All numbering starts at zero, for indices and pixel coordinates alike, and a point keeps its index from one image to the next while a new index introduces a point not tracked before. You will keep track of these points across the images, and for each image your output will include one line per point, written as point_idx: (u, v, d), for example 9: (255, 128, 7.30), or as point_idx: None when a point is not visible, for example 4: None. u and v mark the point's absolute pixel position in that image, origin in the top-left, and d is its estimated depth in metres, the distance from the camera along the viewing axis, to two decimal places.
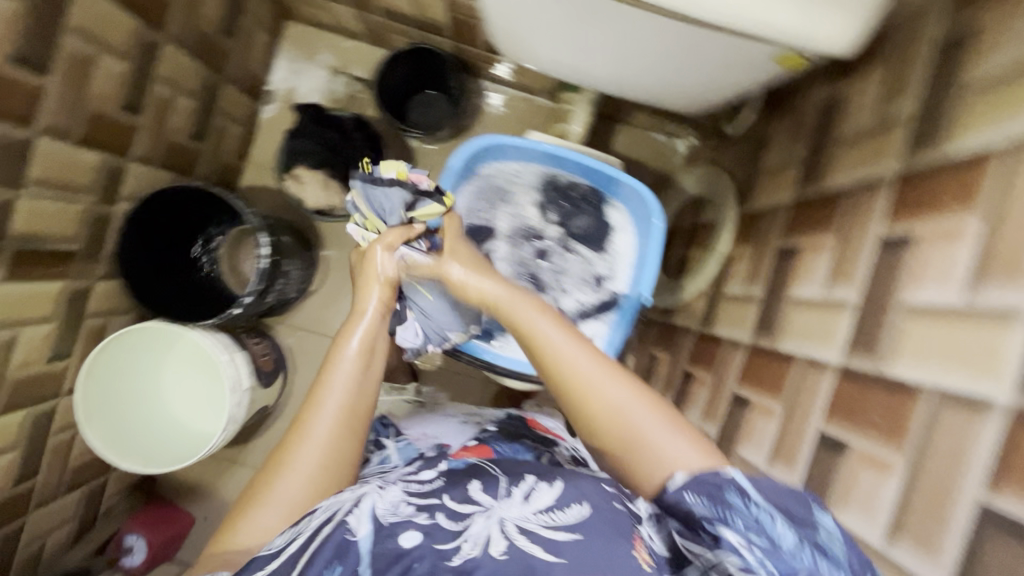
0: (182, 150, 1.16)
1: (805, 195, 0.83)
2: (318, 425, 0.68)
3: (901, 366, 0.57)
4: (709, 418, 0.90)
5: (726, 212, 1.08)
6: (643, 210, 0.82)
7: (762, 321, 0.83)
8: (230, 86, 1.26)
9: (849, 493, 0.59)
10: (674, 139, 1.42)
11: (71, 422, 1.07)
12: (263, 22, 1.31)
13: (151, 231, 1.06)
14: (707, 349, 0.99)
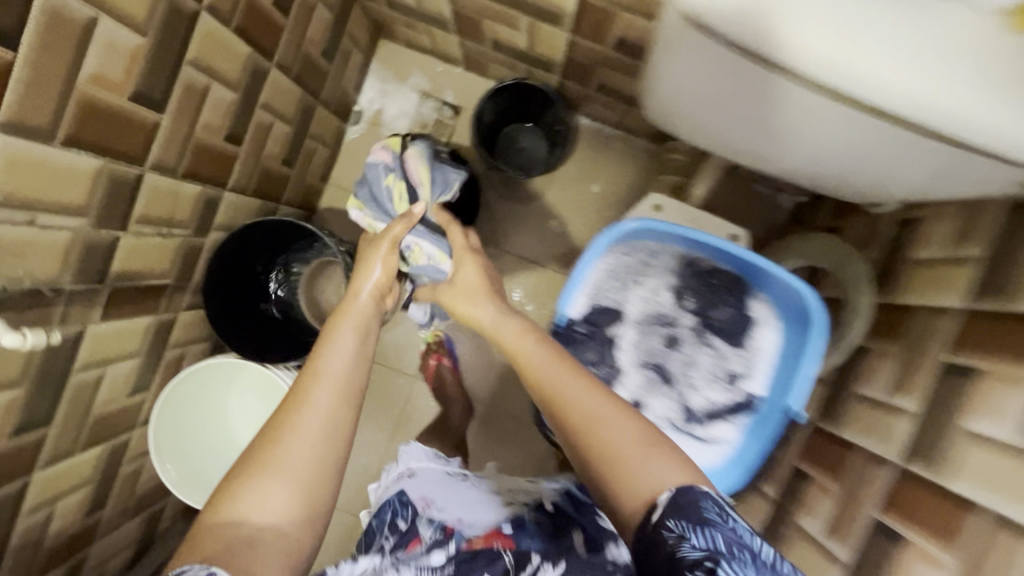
0: (273, 175, 1.11)
1: (984, 307, 0.72)
2: (320, 389, 0.63)
3: None
4: (837, 538, 0.81)
5: (858, 293, 0.96)
6: (793, 311, 0.76)
7: (918, 444, 0.74)
8: (323, 108, 1.20)
9: None
10: (779, 195, 1.31)
11: (142, 451, 1.03)
12: (361, 42, 1.25)
13: (235, 261, 1.03)
14: (829, 451, 0.90)
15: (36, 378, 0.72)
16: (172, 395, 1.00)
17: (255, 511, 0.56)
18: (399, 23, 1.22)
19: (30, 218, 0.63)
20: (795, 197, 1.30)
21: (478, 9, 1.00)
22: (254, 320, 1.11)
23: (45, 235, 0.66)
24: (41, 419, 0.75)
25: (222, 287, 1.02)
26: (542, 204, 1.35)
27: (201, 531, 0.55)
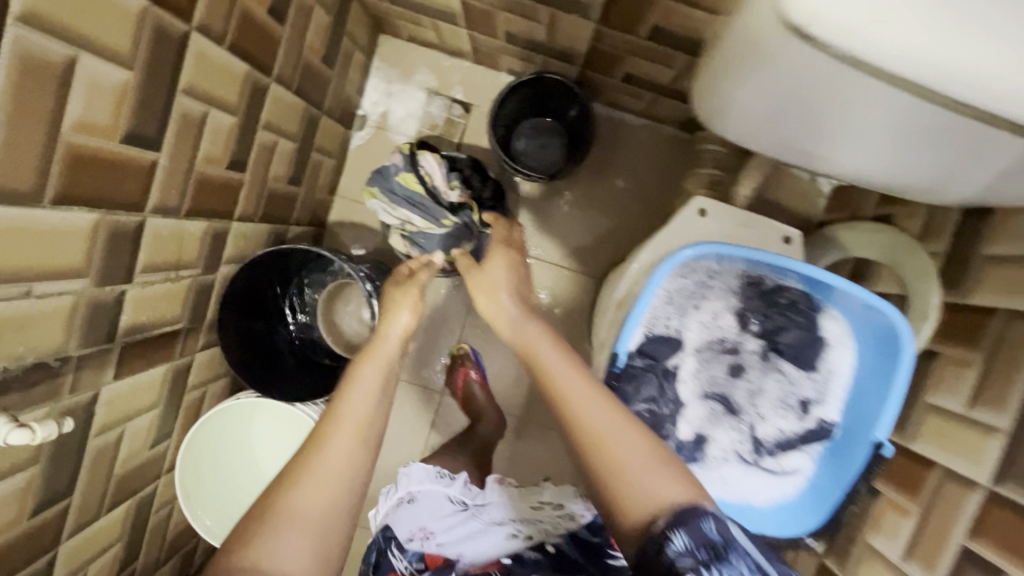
0: (280, 197, 1.03)
1: None
2: (329, 451, 0.61)
3: None
4: (918, 562, 0.76)
5: (923, 286, 0.88)
6: (870, 332, 0.75)
7: (1011, 466, 0.68)
8: (327, 118, 1.12)
9: None
10: (819, 179, 1.23)
11: (169, 497, 0.99)
12: (361, 41, 1.15)
13: (250, 294, 0.97)
14: (900, 465, 0.84)
15: (52, 450, 0.67)
16: (196, 439, 0.96)
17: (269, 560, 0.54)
18: (401, 18, 1.12)
19: (27, 289, 0.56)
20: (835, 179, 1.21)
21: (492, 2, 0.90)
22: (275, 351, 1.05)
23: (44, 304, 0.59)
24: (63, 491, 0.70)
25: (239, 322, 0.96)
26: (564, 203, 1.27)
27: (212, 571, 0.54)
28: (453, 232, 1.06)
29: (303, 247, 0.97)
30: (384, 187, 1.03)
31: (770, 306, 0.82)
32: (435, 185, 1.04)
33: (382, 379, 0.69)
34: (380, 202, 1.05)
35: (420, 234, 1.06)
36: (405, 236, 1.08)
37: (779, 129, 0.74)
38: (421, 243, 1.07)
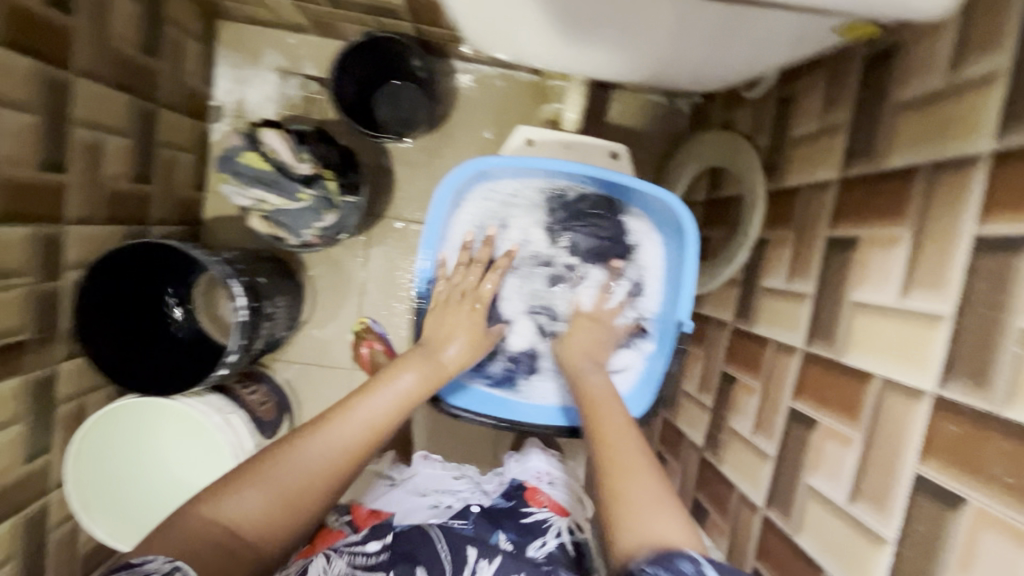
0: (127, 196, 1.01)
1: (852, 173, 0.71)
2: (341, 425, 0.66)
3: (1019, 411, 0.46)
4: (761, 431, 0.81)
5: (749, 184, 0.94)
6: (665, 218, 0.90)
7: (818, 324, 0.73)
8: (168, 112, 1.10)
9: (971, 561, 0.49)
10: (674, 100, 1.26)
11: (69, 512, 0.98)
12: (192, 29, 1.13)
13: (112, 296, 0.95)
14: (746, 349, 0.89)
15: None
16: (86, 442, 0.95)
17: (223, 515, 0.57)
18: None
19: None
20: (690, 98, 1.24)
21: None
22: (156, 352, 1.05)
23: None
24: None
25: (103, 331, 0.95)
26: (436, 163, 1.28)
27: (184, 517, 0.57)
28: (312, 205, 1.06)
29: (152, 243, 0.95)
30: (232, 170, 1.03)
31: (575, 213, 0.94)
32: (282, 161, 1.04)
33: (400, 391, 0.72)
34: (230, 186, 1.04)
35: (278, 212, 1.06)
36: (265, 216, 1.07)
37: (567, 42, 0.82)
38: (284, 221, 1.07)
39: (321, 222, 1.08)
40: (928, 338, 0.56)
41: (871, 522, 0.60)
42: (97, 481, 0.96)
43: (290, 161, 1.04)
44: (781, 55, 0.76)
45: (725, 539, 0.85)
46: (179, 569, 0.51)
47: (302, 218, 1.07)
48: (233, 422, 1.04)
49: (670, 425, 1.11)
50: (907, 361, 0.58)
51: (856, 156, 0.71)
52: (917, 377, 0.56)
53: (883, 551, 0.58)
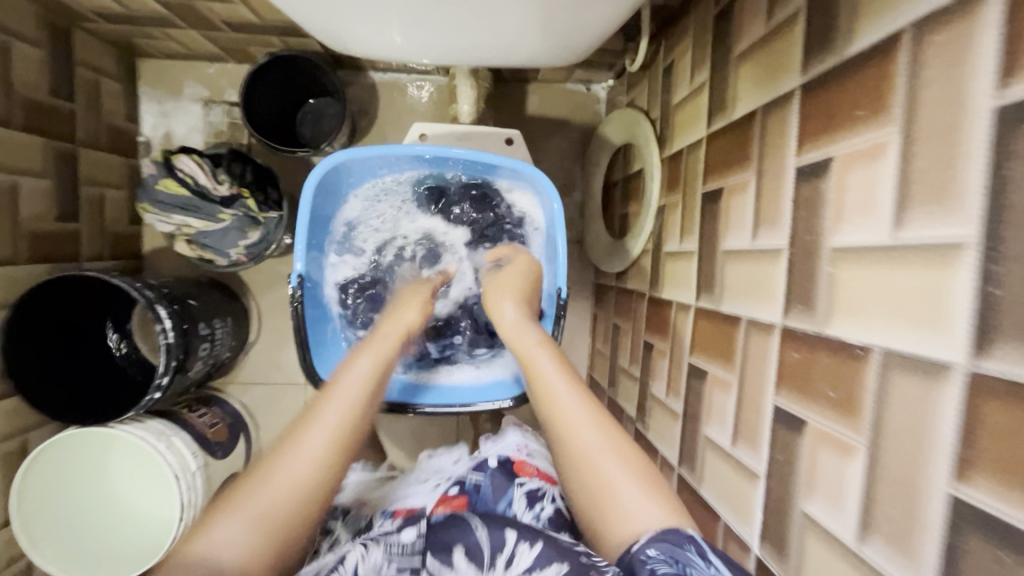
0: (54, 235, 1.03)
1: (716, 127, 0.76)
2: (313, 433, 0.64)
3: (838, 325, 0.51)
4: (674, 392, 0.87)
5: (649, 156, 0.99)
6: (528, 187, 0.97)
7: (702, 278, 0.79)
8: (91, 149, 1.12)
9: (815, 482, 0.54)
10: (591, 87, 1.30)
11: (17, 554, 0.97)
12: (108, 68, 1.15)
13: (43, 334, 0.96)
14: (659, 316, 0.95)
15: None
16: (29, 480, 0.93)
17: (216, 549, 0.55)
18: (136, 36, 1.13)
19: None
20: (605, 83, 1.29)
21: None
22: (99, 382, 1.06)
23: None
24: None
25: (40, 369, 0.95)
26: None
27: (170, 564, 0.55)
28: (234, 224, 1.10)
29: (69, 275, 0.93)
30: (153, 199, 1.07)
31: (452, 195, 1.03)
32: (200, 184, 1.08)
33: (354, 377, 0.73)
34: (153, 215, 1.07)
35: (201, 235, 1.09)
36: (189, 240, 1.11)
37: None
38: (208, 242, 1.11)
39: (244, 238, 1.11)
40: (771, 275, 0.62)
41: (747, 460, 0.65)
42: (47, 517, 0.95)
43: (202, 180, 1.08)
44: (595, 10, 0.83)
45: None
46: None
47: (222, 235, 1.10)
48: (174, 445, 1.04)
49: (614, 398, 1.14)
50: (760, 300, 0.64)
51: (716, 114, 0.76)
52: (768, 311, 0.62)
53: (756, 486, 0.63)
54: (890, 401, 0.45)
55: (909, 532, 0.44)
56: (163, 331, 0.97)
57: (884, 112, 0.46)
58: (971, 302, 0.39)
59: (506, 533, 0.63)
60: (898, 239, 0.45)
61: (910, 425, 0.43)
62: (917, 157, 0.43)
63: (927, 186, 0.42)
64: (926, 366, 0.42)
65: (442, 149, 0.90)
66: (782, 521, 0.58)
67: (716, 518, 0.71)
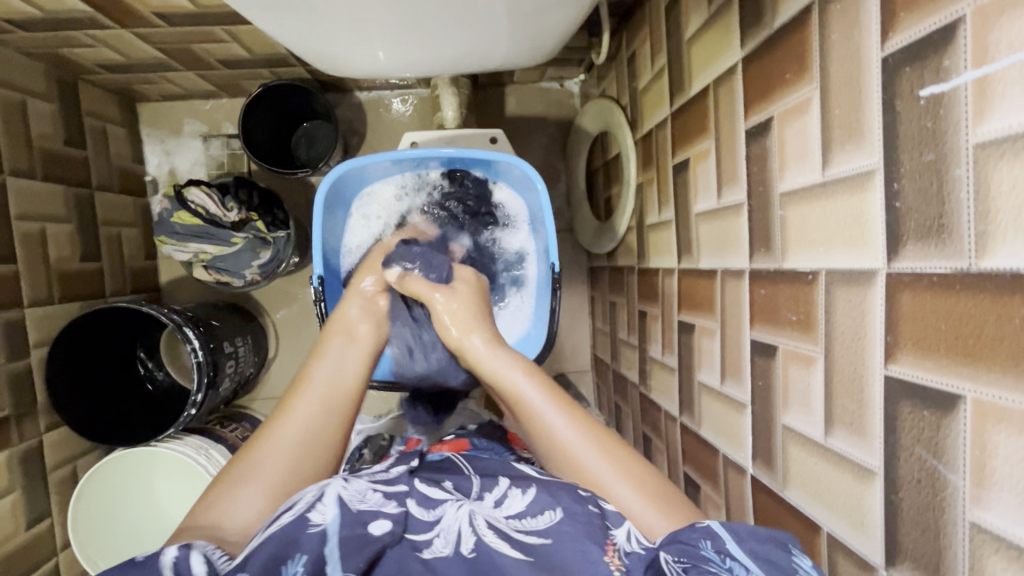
0: (79, 275, 1.11)
1: (677, 106, 0.77)
2: (304, 399, 0.62)
3: (793, 257, 0.51)
4: (667, 350, 0.86)
5: (624, 140, 1.00)
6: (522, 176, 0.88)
7: (681, 242, 0.78)
8: (105, 192, 1.19)
9: (789, 395, 0.53)
10: (564, 83, 1.34)
11: (78, 571, 1.04)
12: (112, 116, 1.23)
13: (86, 364, 1.03)
14: (648, 283, 0.95)
15: None
16: (83, 500, 0.99)
17: (229, 518, 0.52)
18: (134, 83, 1.20)
19: None
20: (577, 78, 1.32)
21: (178, 36, 0.99)
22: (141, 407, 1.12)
23: None
24: None
25: (88, 401, 1.02)
26: None
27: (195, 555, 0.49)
28: (246, 246, 1.13)
29: (102, 308, 0.99)
30: (168, 231, 1.10)
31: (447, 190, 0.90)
32: (211, 213, 1.11)
33: (355, 339, 0.71)
34: (170, 245, 1.11)
35: (217, 259, 1.12)
36: (206, 266, 1.14)
37: (346, 46, 0.78)
38: (223, 266, 1.13)
39: (256, 261, 1.14)
40: (735, 224, 0.62)
41: (732, 393, 0.64)
42: (99, 523, 1.01)
43: (212, 205, 1.11)
44: (546, 34, 0.80)
45: (665, 458, 0.88)
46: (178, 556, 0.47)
47: (236, 257, 1.13)
48: (213, 457, 1.08)
49: (618, 373, 1.16)
50: (729, 250, 0.64)
51: (675, 91, 0.78)
52: (736, 261, 0.62)
53: (744, 415, 0.62)
54: (837, 309, 0.45)
55: (862, 414, 0.43)
56: (193, 350, 1.03)
57: (809, 76, 0.47)
58: (884, 214, 0.40)
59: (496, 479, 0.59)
60: (828, 174, 0.45)
61: (853, 323, 0.43)
62: (836, 108, 0.44)
63: (845, 126, 0.43)
64: (857, 276, 0.42)
65: (433, 150, 0.84)
66: (771, 441, 0.56)
67: (714, 453, 0.70)
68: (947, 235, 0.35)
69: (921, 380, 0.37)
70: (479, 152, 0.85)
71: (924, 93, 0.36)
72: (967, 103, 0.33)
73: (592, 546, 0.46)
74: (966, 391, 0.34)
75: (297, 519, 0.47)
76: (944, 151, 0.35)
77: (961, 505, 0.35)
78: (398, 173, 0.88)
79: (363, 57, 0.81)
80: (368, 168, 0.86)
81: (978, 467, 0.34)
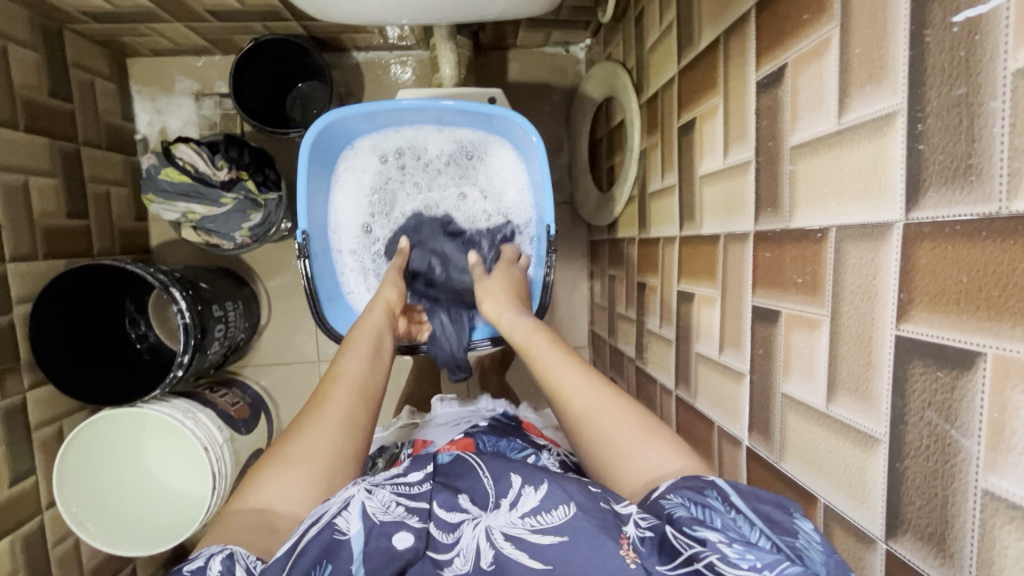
0: (66, 232, 1.08)
1: (684, 63, 0.73)
2: (340, 390, 0.57)
3: (801, 216, 0.48)
4: (665, 322, 0.84)
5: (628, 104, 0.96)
6: (515, 131, 0.85)
7: (683, 209, 0.75)
8: (93, 148, 1.16)
9: (789, 362, 0.50)
10: (570, 48, 1.29)
11: (67, 530, 1.04)
12: (99, 69, 1.19)
13: (68, 324, 0.99)
14: (648, 254, 0.91)
15: None
16: (65, 470, 0.97)
17: None
18: (122, 34, 1.15)
19: None
20: (582, 43, 1.28)
21: None
22: (131, 369, 1.10)
23: None
24: None
25: (74, 362, 1.00)
26: None
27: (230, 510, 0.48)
28: (237, 207, 1.10)
29: (93, 265, 0.97)
30: (156, 189, 1.06)
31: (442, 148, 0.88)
32: (200, 170, 1.07)
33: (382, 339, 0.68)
34: (158, 204, 1.07)
35: (206, 220, 1.09)
36: (195, 227, 1.11)
37: None
38: (213, 228, 1.10)
39: (246, 226, 1.11)
40: (742, 183, 0.59)
41: (731, 363, 0.62)
42: (85, 485, 1.00)
43: (201, 157, 1.07)
44: None
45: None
46: (234, 552, 0.43)
47: (224, 217, 1.10)
48: (200, 420, 1.07)
49: (615, 349, 1.14)
50: (733, 213, 0.60)
51: (683, 49, 0.73)
52: (742, 224, 0.59)
53: (742, 383, 0.59)
54: (846, 266, 0.42)
55: (867, 378, 0.40)
56: (179, 312, 1.01)
57: (827, 13, 0.44)
58: (905, 159, 0.36)
59: (509, 475, 0.49)
60: (844, 122, 0.42)
61: (864, 278, 0.40)
62: (857, 44, 0.40)
63: (867, 65, 0.39)
64: (871, 230, 0.39)
65: (426, 103, 0.81)
66: (769, 410, 0.54)
67: (710, 426, 0.67)
68: (975, 177, 0.32)
69: (935, 340, 0.34)
70: (476, 106, 0.80)
71: (959, 19, 0.33)
72: (1007, 26, 0.30)
73: (607, 542, 0.41)
74: (987, 348, 0.31)
75: (323, 530, 0.43)
76: (976, 84, 0.32)
77: (973, 471, 0.33)
78: (389, 129, 0.86)
79: (355, 5, 0.77)
80: (354, 121, 0.82)
81: (994, 429, 0.31)
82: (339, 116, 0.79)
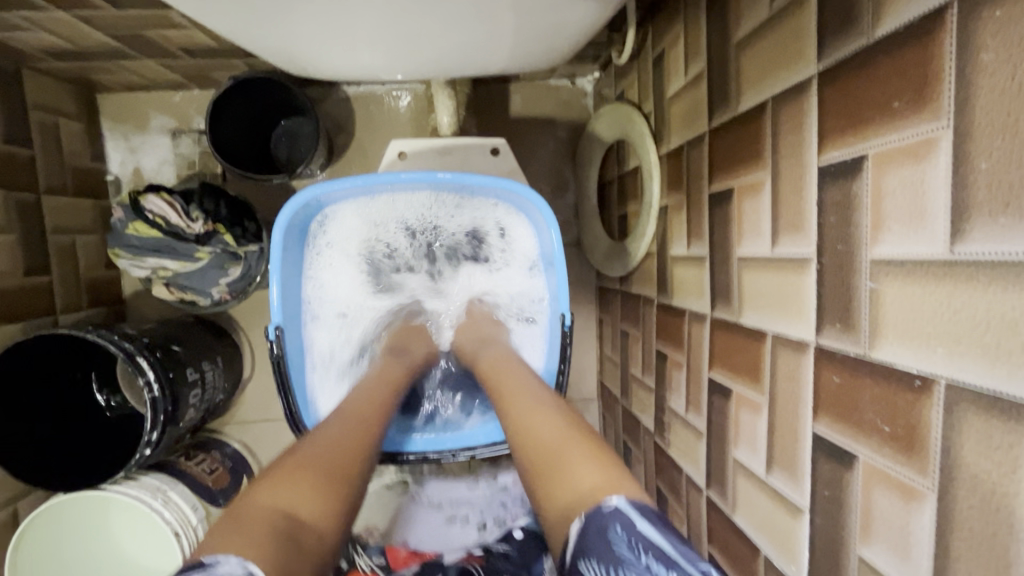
0: (24, 292, 0.98)
1: (716, 124, 0.64)
2: (344, 419, 0.59)
3: (887, 350, 0.39)
4: (692, 407, 0.74)
5: (645, 154, 0.87)
6: (526, 204, 0.76)
7: (716, 288, 0.65)
8: (56, 196, 1.06)
9: (870, 524, 0.41)
10: (576, 81, 1.20)
11: None
12: (64, 108, 1.09)
13: (23, 401, 0.89)
14: (670, 323, 0.82)
15: None
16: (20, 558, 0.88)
17: None
18: (89, 71, 1.05)
19: None
20: (590, 75, 1.18)
21: (131, 22, 0.85)
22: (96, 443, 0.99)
23: None
24: None
25: (29, 443, 0.89)
26: None
27: (243, 509, 0.45)
28: (213, 262, 0.99)
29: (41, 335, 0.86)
30: (122, 244, 0.97)
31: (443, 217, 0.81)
32: (173, 223, 0.97)
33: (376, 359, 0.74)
34: (126, 260, 0.97)
35: (181, 276, 0.99)
36: (168, 284, 1.00)
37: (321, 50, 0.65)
38: (188, 283, 1.00)
39: (224, 283, 1.01)
40: (797, 284, 0.49)
41: (782, 491, 0.52)
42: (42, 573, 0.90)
43: (174, 208, 0.97)
44: (563, 33, 0.65)
45: (685, 527, 0.76)
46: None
47: (200, 271, 1.00)
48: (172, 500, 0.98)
49: (629, 413, 1.04)
50: (786, 316, 0.51)
51: (716, 107, 0.64)
52: (797, 329, 0.49)
53: (799, 523, 0.49)
54: (966, 442, 0.33)
55: None
56: (147, 385, 0.91)
57: (931, 109, 0.34)
58: None
59: None
60: (959, 255, 0.33)
61: (997, 466, 0.31)
62: (982, 160, 0.31)
63: (1001, 192, 0.30)
64: (1010, 410, 0.30)
65: (426, 175, 0.72)
66: (839, 570, 0.44)
67: (752, 551, 0.58)
68: None
69: None
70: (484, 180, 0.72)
71: None
72: None
73: None
74: None
75: None
76: None
77: None
78: (386, 198, 0.77)
79: (343, 61, 0.68)
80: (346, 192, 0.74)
81: None
82: (328, 186, 0.71)
